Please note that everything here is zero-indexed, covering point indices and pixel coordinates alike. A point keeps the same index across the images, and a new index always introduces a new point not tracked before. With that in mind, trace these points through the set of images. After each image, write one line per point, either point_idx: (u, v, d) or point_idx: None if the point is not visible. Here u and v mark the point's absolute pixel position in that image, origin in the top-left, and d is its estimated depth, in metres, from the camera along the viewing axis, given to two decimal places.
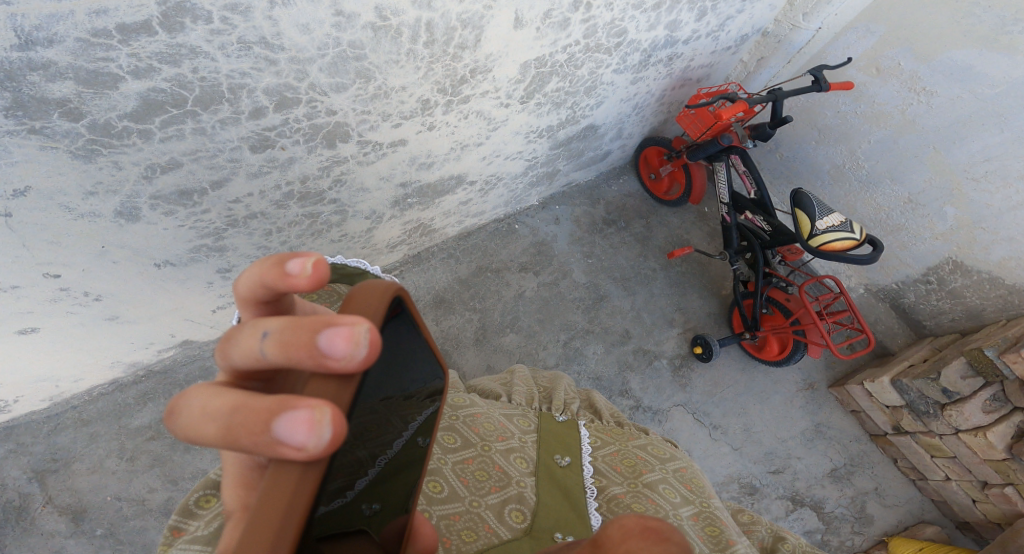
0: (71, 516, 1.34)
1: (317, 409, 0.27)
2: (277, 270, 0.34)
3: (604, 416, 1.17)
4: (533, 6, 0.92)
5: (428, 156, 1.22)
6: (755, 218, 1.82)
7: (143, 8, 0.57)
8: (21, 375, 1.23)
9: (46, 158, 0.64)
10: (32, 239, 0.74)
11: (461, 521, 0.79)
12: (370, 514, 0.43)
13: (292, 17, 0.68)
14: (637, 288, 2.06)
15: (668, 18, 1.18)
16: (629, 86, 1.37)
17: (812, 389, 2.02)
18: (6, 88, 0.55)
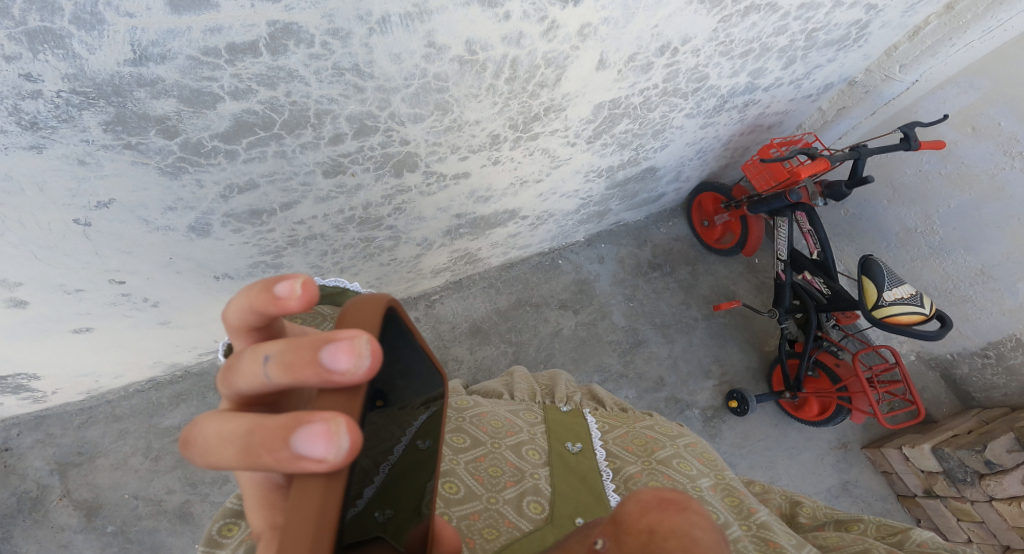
0: (85, 511, 1.34)
1: (331, 421, 0.29)
2: (269, 296, 0.35)
3: (608, 404, 1.12)
4: (620, 48, 0.87)
5: (487, 191, 1.22)
6: (813, 279, 1.72)
7: (254, 29, 0.58)
8: (63, 370, 1.24)
9: (135, 172, 0.68)
10: (106, 247, 0.80)
11: (482, 521, 0.77)
12: (384, 521, 0.40)
13: (387, 45, 0.68)
14: (677, 336, 1.98)
15: (753, 66, 1.11)
16: (697, 129, 1.31)
17: (845, 449, 1.91)
18: (112, 104, 0.58)
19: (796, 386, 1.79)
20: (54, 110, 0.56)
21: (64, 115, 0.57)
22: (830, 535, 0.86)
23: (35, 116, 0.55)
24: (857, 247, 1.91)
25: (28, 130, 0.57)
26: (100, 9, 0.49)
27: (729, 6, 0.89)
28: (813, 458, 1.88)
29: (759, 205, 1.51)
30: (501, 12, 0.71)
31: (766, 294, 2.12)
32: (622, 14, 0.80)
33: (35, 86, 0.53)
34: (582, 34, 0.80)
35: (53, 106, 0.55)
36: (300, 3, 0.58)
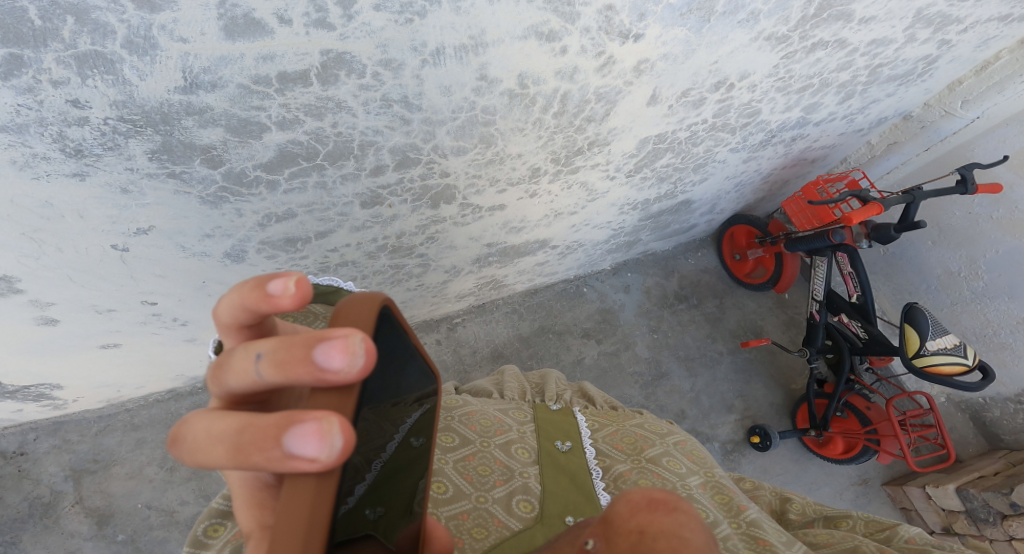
0: (95, 519, 1.36)
1: (324, 420, 0.28)
2: (262, 294, 0.35)
3: (598, 401, 1.09)
4: (674, 84, 0.84)
5: (521, 222, 1.19)
6: (850, 321, 1.65)
7: (306, 58, 0.56)
8: (88, 381, 1.26)
9: (176, 200, 0.69)
10: (142, 272, 0.84)
11: (471, 520, 0.76)
12: (374, 519, 0.38)
13: (438, 77, 0.66)
14: (700, 370, 1.92)
15: (808, 101, 1.08)
16: (740, 163, 1.27)
17: (865, 485, 1.83)
18: (159, 132, 0.57)
19: (823, 425, 1.72)
20: (100, 137, 0.55)
21: (109, 143, 0.56)
22: (821, 531, 0.86)
23: (80, 143, 0.55)
24: (895, 287, 1.84)
25: (72, 156, 0.57)
26: (154, 33, 0.48)
27: (794, 43, 0.86)
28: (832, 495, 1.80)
29: (797, 242, 1.45)
30: (558, 47, 0.68)
31: (795, 330, 2.04)
32: (682, 51, 0.77)
33: (82, 112, 0.52)
34: (638, 69, 0.77)
35: (98, 133, 0.55)
36: (356, 31, 0.56)
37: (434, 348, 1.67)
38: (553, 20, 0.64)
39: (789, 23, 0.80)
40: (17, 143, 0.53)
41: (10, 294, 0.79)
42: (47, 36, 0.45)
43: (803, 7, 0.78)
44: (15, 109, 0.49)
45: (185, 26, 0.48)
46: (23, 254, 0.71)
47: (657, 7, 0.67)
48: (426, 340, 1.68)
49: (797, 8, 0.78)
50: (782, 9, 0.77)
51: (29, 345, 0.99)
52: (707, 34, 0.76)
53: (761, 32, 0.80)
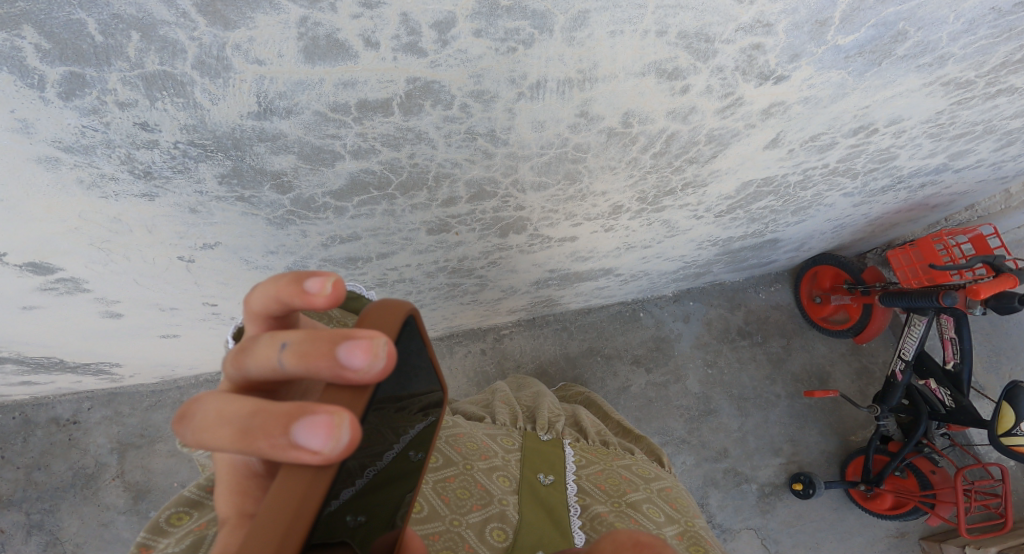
0: (133, 493, 1.37)
1: (335, 415, 0.29)
2: (297, 289, 0.37)
3: (590, 435, 0.99)
4: (804, 128, 0.71)
5: (589, 252, 1.15)
6: (938, 388, 1.46)
7: (391, 86, 0.50)
8: (144, 359, 1.27)
9: (246, 220, 0.74)
10: (209, 279, 0.94)
11: (440, 541, 0.65)
12: (354, 528, 0.34)
13: (534, 112, 0.57)
14: (753, 411, 1.76)
15: (959, 147, 0.92)
16: (849, 207, 1.11)
17: (900, 536, 1.68)
18: (230, 157, 0.58)
19: (876, 481, 1.54)
20: (169, 160, 0.56)
21: (178, 166, 0.58)
22: None
23: (148, 165, 0.57)
24: (992, 349, 1.63)
25: (141, 179, 0.60)
26: (228, 54, 0.43)
27: (975, 89, 0.72)
28: (864, 546, 1.66)
29: (896, 298, 1.30)
30: (679, 86, 0.57)
31: (865, 381, 1.85)
32: (830, 94, 0.65)
33: (151, 135, 0.52)
34: (768, 112, 0.65)
35: (168, 156, 0.56)
36: (449, 59, 0.47)
37: (477, 357, 1.60)
38: (682, 57, 0.53)
39: (981, 68, 0.67)
40: (84, 163, 0.55)
41: (82, 292, 0.90)
42: (111, 54, 0.42)
43: (1009, 52, 0.65)
44: (80, 130, 0.49)
45: (262, 46, 0.43)
46: (94, 262, 0.81)
47: (819, 48, 0.56)
48: (470, 348, 1.61)
49: (1000, 53, 0.64)
50: (979, 55, 0.64)
51: (97, 331, 1.06)
52: (870, 77, 0.64)
53: (940, 76, 0.67)
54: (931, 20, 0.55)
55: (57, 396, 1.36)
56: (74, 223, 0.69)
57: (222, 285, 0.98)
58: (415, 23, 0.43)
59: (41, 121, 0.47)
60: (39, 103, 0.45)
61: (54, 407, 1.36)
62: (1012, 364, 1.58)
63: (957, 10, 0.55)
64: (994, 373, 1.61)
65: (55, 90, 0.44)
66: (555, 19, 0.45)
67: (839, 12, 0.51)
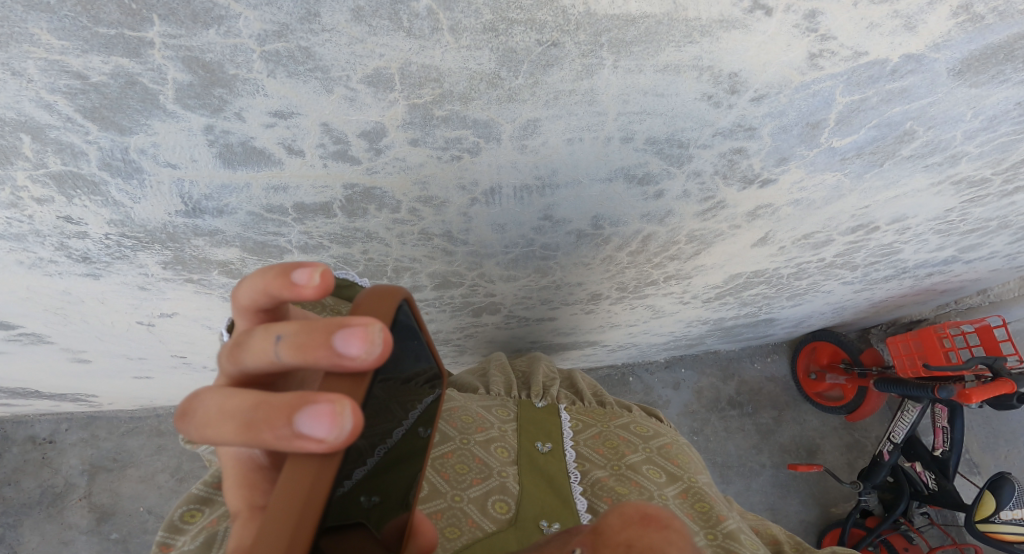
0: (97, 515, 1.25)
1: (337, 402, 0.23)
2: (284, 281, 0.28)
3: (585, 395, 0.84)
4: (795, 228, 0.66)
5: (570, 328, 1.08)
6: (923, 470, 1.37)
7: (326, 191, 0.45)
8: (121, 392, 1.18)
9: (197, 296, 0.68)
10: (172, 339, 0.88)
11: (443, 520, 0.58)
12: (369, 508, 0.29)
13: (490, 217, 0.52)
14: (735, 479, 1.65)
15: (970, 242, 0.86)
16: (849, 293, 1.04)
17: None
18: (168, 248, 0.55)
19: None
20: (105, 249, 0.54)
21: (116, 253, 0.55)
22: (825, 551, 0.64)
23: (85, 252, 0.54)
24: (991, 431, 1.53)
25: (81, 261, 0.56)
26: (134, 156, 0.40)
27: (990, 187, 0.67)
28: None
29: (890, 385, 1.21)
30: (652, 190, 0.52)
31: (854, 455, 1.73)
32: (824, 197, 0.60)
33: (78, 227, 0.49)
34: (755, 214, 0.60)
35: (103, 245, 0.53)
36: (386, 167, 0.43)
37: None
38: (652, 163, 0.48)
39: (998, 166, 0.62)
40: (20, 248, 0.52)
41: (46, 342, 0.82)
42: (11, 153, 0.39)
43: None
44: (7, 221, 0.47)
45: (169, 150, 0.40)
46: (52, 322, 0.75)
47: (810, 151, 0.51)
48: None
49: (1020, 151, 0.59)
50: (998, 152, 0.58)
51: (72, 371, 0.99)
52: (869, 178, 0.59)
53: (952, 175, 0.62)
54: (944, 118, 0.50)
55: (38, 415, 1.26)
56: (23, 294, 0.64)
57: (188, 343, 0.91)
58: (339, 133, 0.39)
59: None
60: None
61: (33, 425, 1.27)
62: (1010, 447, 1.48)
63: (976, 108, 0.49)
64: (989, 453, 1.53)
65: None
66: (500, 128, 0.40)
67: (834, 114, 0.46)
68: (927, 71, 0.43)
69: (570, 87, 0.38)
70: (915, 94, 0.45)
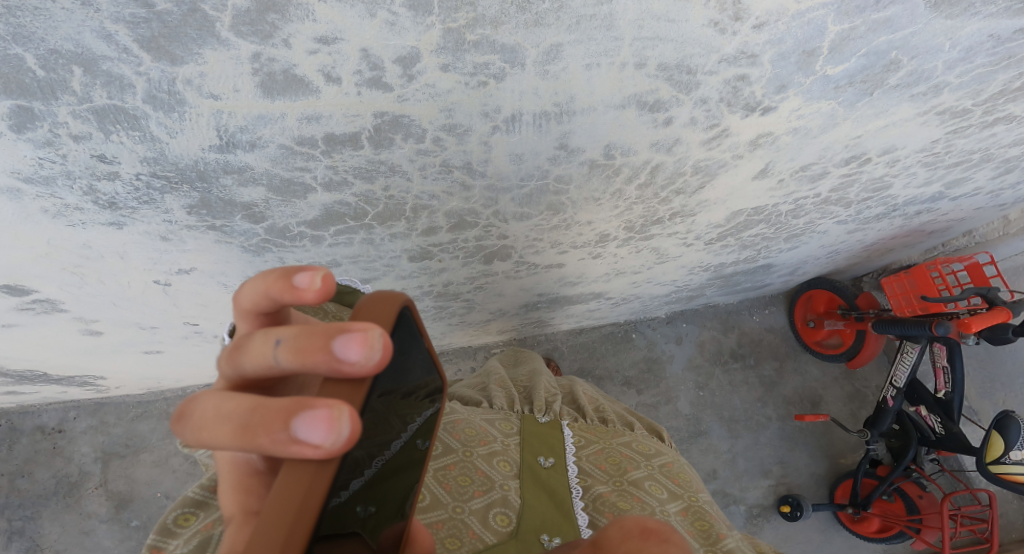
0: (115, 502, 1.32)
1: (334, 408, 0.26)
2: (286, 285, 0.33)
3: (587, 413, 0.93)
4: (794, 158, 0.70)
5: (578, 277, 1.12)
6: (927, 414, 1.42)
7: (357, 120, 0.48)
8: (129, 375, 1.22)
9: (218, 246, 0.70)
10: (186, 300, 0.91)
11: (444, 530, 0.63)
12: (364, 517, 0.32)
13: (510, 145, 0.55)
14: (743, 433, 1.73)
15: (955, 175, 0.90)
16: (843, 234, 1.09)
17: None
18: (196, 189, 0.56)
19: (864, 505, 1.53)
20: (133, 192, 0.55)
21: (143, 197, 0.56)
22: None
23: (113, 196, 0.56)
24: (988, 375, 1.61)
25: (107, 208, 0.58)
26: (179, 88, 0.42)
27: (972, 118, 0.70)
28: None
29: (889, 326, 1.29)
30: (661, 118, 0.55)
31: (857, 404, 1.81)
32: (820, 124, 0.63)
33: (110, 166, 0.50)
34: (756, 142, 0.64)
35: (131, 188, 0.54)
36: (416, 94, 0.45)
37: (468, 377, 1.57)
38: (663, 89, 0.51)
39: (978, 97, 0.65)
40: (48, 194, 0.54)
41: (59, 312, 0.85)
42: (56, 88, 0.40)
43: (1007, 80, 0.63)
44: (38, 161, 0.48)
45: (215, 81, 0.42)
46: (69, 284, 0.77)
47: (806, 78, 0.54)
48: (460, 367, 1.58)
49: (999, 82, 0.62)
50: (977, 83, 0.62)
51: (78, 347, 1.01)
52: (861, 108, 0.62)
53: (935, 106, 0.65)
54: (924, 49, 0.53)
55: (44, 405, 1.30)
56: (43, 250, 0.66)
57: (202, 306, 0.94)
58: (376, 58, 0.41)
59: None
60: None
61: (40, 415, 1.31)
62: (1006, 390, 1.56)
63: (953, 38, 0.52)
64: (987, 398, 1.60)
65: (7, 124, 0.43)
66: (524, 53, 0.43)
67: (827, 41, 0.49)
68: (906, 3, 0.46)
69: (591, 13, 0.41)
70: (898, 23, 0.48)
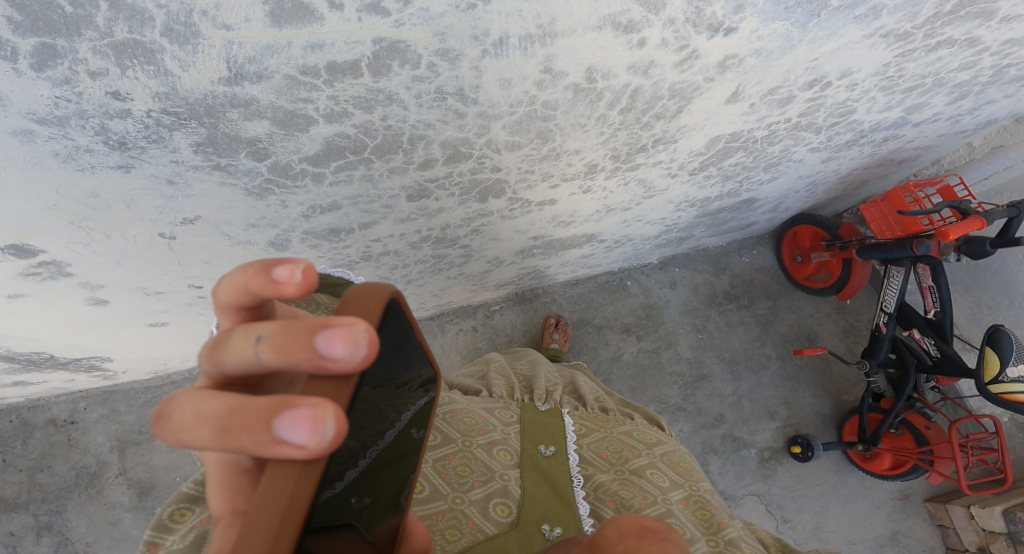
0: (137, 490, 1.41)
1: (319, 407, 0.27)
2: (266, 278, 0.34)
3: (588, 402, 1.03)
4: (761, 81, 0.75)
5: (570, 216, 1.18)
6: (922, 338, 1.43)
7: (358, 47, 0.53)
8: (138, 354, 1.27)
9: (222, 190, 0.71)
10: (191, 258, 0.91)
11: (444, 521, 0.68)
12: (359, 509, 0.35)
13: (499, 69, 0.60)
14: (745, 374, 1.79)
15: (914, 100, 0.98)
16: (818, 163, 1.17)
17: (907, 501, 1.68)
18: (204, 125, 0.58)
19: (874, 440, 1.53)
20: (143, 130, 0.56)
21: (152, 136, 0.57)
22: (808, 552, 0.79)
23: (122, 136, 0.56)
24: (974, 300, 1.68)
25: (116, 149, 0.58)
26: (195, 20, 0.46)
27: (915, 40, 0.75)
28: (870, 510, 1.66)
29: (873, 251, 1.36)
30: (636, 39, 0.60)
31: (852, 339, 1.88)
32: (779, 46, 0.68)
33: (123, 104, 0.52)
34: (724, 65, 0.69)
35: (141, 126, 0.55)
36: (412, 18, 0.51)
37: (469, 334, 1.64)
38: (635, 10, 0.56)
39: (915, 20, 0.70)
40: (60, 135, 0.54)
41: (65, 276, 0.85)
42: (80, 24, 0.43)
43: (939, 2, 0.67)
44: (54, 101, 0.49)
45: (228, 10, 0.46)
46: (75, 242, 0.76)
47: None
48: (461, 326, 1.64)
49: (931, 3, 0.67)
50: (911, 5, 0.67)
51: (87, 321, 1.03)
52: (812, 29, 0.67)
53: (878, 28, 0.70)
54: None
55: (53, 398, 1.37)
56: (51, 201, 0.65)
57: (206, 264, 0.94)
58: None
59: (14, 94, 0.47)
60: (13, 75, 0.46)
61: (50, 408, 1.38)
62: (993, 314, 1.62)
63: None
64: (976, 324, 1.66)
65: (28, 62, 0.45)
66: None
67: None
68: None
69: None
70: None
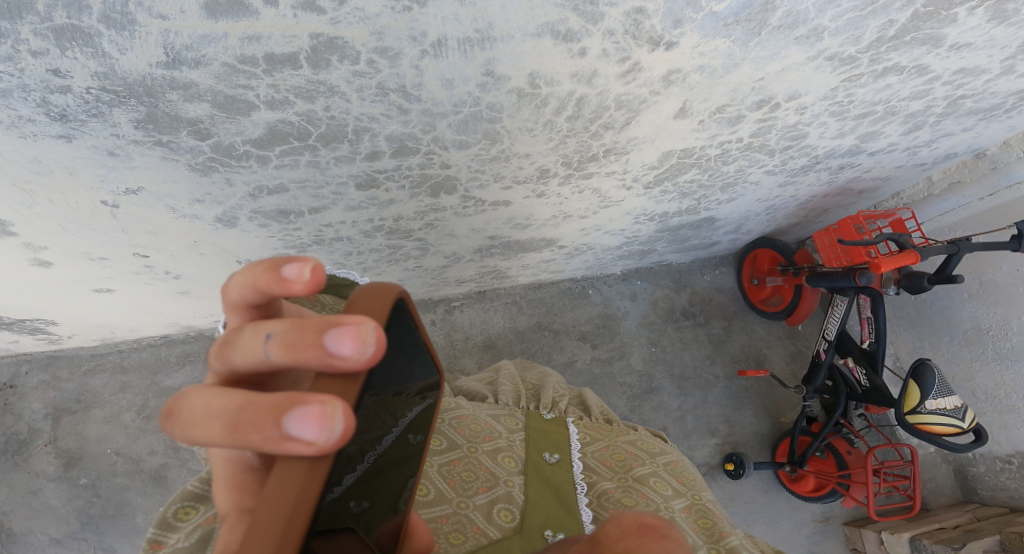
0: (64, 461, 1.35)
1: (328, 404, 0.26)
2: (274, 276, 0.33)
3: (592, 412, 1.01)
4: (707, 99, 0.76)
5: (526, 219, 1.18)
6: (856, 367, 1.47)
7: (295, 40, 0.52)
8: (82, 319, 1.22)
9: (166, 165, 0.69)
10: (134, 228, 0.88)
11: (449, 524, 0.68)
12: (359, 512, 0.33)
13: (439, 70, 0.60)
14: (692, 391, 1.81)
15: (866, 129, 1.00)
16: (774, 186, 1.20)
17: (826, 523, 1.74)
18: (143, 103, 0.56)
19: (800, 463, 1.57)
20: (83, 105, 0.54)
21: (93, 110, 0.56)
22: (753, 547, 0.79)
23: (63, 110, 0.55)
24: (916, 334, 1.74)
25: (57, 121, 0.57)
26: (131, 9, 0.45)
27: (861, 65, 0.77)
28: (790, 530, 1.71)
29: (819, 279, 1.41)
30: (576, 48, 0.60)
31: (798, 364, 1.93)
32: (722, 63, 0.69)
33: (64, 81, 0.51)
34: (668, 79, 0.69)
35: (82, 101, 0.54)
36: (348, 16, 0.50)
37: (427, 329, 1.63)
38: (572, 19, 0.56)
39: (858, 44, 0.72)
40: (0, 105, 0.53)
41: (9, 235, 0.82)
42: (21, 8, 0.43)
43: (880, 27, 0.69)
44: None
45: (164, 2, 0.45)
46: (18, 203, 0.74)
47: (697, 15, 0.59)
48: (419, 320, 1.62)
49: (872, 28, 0.69)
50: (852, 29, 0.68)
51: (29, 281, 0.99)
52: (755, 48, 0.68)
53: (822, 51, 0.72)
54: None
55: None
56: None
57: (152, 235, 0.91)
58: None
59: None
60: None
61: None
62: (933, 349, 1.69)
63: None
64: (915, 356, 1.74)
65: None
66: None
67: None
68: None
69: None
70: None
